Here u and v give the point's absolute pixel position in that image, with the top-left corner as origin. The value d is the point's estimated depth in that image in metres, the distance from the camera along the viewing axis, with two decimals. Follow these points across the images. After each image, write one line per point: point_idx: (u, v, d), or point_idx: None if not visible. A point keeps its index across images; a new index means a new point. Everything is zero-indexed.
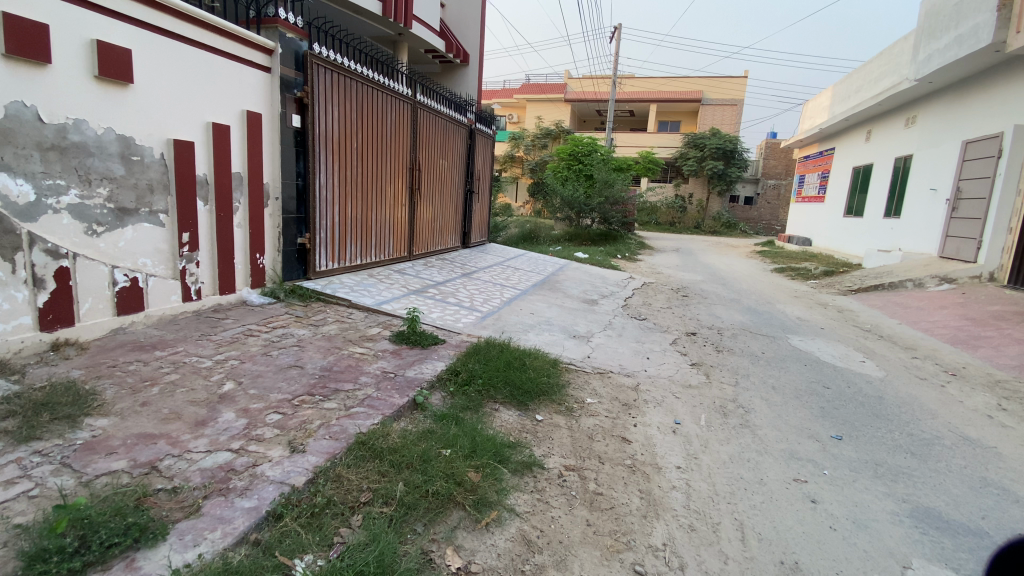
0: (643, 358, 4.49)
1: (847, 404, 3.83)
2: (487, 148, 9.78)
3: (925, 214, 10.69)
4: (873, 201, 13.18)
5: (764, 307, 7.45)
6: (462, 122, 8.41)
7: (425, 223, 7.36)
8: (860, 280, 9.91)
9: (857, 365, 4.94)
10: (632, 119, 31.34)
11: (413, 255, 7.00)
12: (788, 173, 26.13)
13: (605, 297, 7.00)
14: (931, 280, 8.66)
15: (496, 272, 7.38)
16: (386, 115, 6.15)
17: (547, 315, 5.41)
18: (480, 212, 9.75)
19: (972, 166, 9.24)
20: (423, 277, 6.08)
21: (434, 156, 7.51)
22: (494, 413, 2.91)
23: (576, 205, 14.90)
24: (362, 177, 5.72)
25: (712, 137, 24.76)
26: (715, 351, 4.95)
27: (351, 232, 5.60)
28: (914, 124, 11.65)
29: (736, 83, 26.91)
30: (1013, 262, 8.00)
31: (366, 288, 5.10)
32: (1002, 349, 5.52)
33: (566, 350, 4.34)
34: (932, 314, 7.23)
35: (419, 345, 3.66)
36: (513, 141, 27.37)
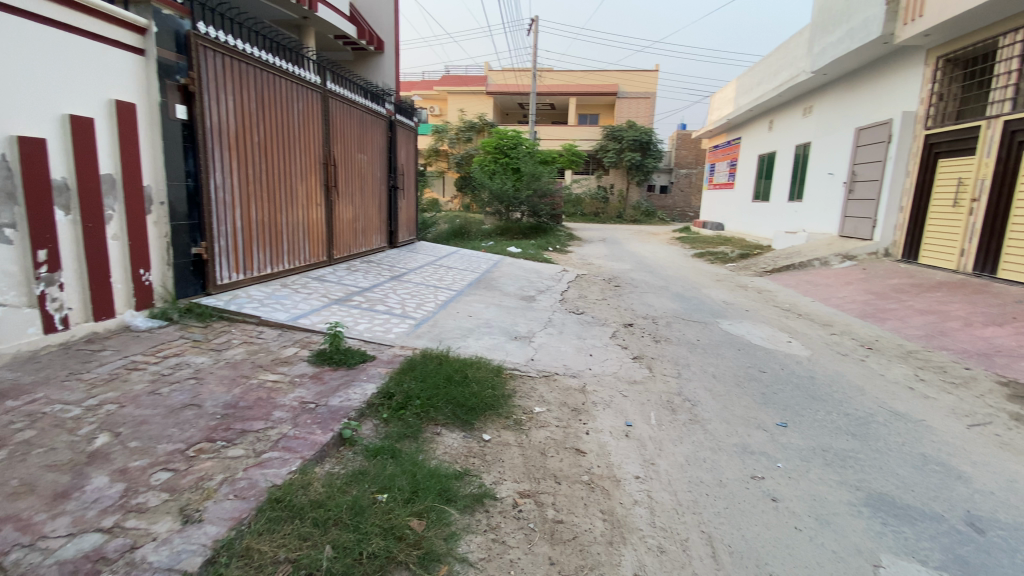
0: (587, 355, 4.33)
1: (786, 386, 3.89)
2: (410, 141, 9.29)
3: (825, 197, 11.55)
4: (778, 185, 14.09)
5: (692, 293, 7.62)
6: (380, 113, 7.87)
7: (346, 223, 6.80)
8: (773, 261, 10.50)
9: (785, 345, 5.10)
10: (553, 112, 31.67)
11: (333, 258, 6.44)
12: (699, 163, 27.64)
13: (542, 293, 6.84)
14: (836, 258, 9.41)
15: (427, 273, 6.98)
16: (293, 106, 5.53)
17: (486, 316, 5.13)
18: (407, 208, 9.25)
19: (865, 151, 10.04)
20: (346, 284, 5.58)
21: (351, 150, 6.94)
22: (434, 438, 2.60)
23: (504, 198, 14.68)
24: (267, 175, 5.10)
25: (630, 128, 25.54)
26: (654, 341, 4.91)
27: (258, 238, 4.98)
28: (812, 113, 12.54)
29: (649, 76, 27.96)
30: (905, 239, 8.82)
31: (279, 301, 4.54)
32: (906, 320, 5.99)
33: (508, 354, 4.08)
34: (840, 290, 7.75)
35: (345, 365, 3.27)
36: (435, 134, 26.69)
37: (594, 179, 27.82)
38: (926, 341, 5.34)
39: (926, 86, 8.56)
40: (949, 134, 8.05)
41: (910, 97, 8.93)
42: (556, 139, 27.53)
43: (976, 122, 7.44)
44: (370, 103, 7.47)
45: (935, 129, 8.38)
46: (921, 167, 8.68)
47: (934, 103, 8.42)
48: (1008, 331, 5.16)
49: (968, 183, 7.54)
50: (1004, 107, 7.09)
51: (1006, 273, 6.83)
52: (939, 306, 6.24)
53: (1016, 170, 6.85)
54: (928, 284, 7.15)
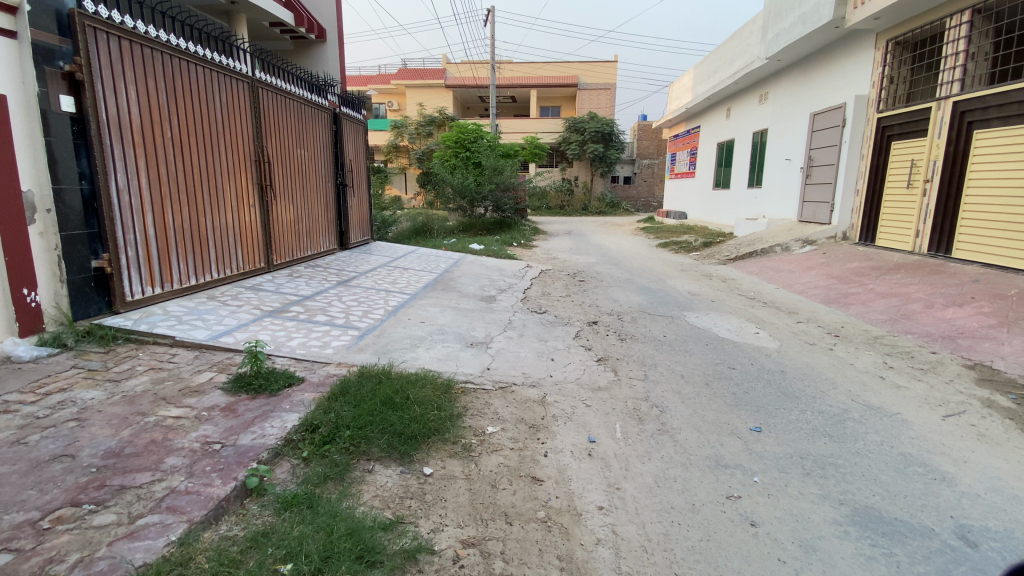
0: (547, 360, 3.98)
1: (758, 382, 3.64)
2: (359, 135, 8.76)
3: (784, 182, 11.60)
4: (738, 173, 14.15)
5: (658, 285, 7.40)
6: (322, 105, 7.33)
7: (286, 226, 6.28)
8: (735, 248, 10.46)
9: (753, 337, 4.88)
10: (514, 105, 31.25)
11: (272, 265, 5.91)
12: (660, 153, 27.77)
13: (502, 292, 6.46)
14: (796, 243, 9.40)
15: (380, 275, 6.51)
16: (215, 97, 4.98)
17: (439, 322, 4.73)
18: (359, 206, 8.73)
19: (820, 136, 10.08)
20: (285, 293, 5.09)
21: (289, 145, 6.39)
22: (365, 478, 2.22)
23: (467, 194, 14.23)
24: (184, 175, 4.54)
25: (591, 120, 25.41)
26: (619, 340, 4.61)
27: (177, 246, 4.44)
28: (768, 100, 12.59)
29: (607, 67, 27.86)
30: (862, 221, 8.88)
31: (201, 318, 4.04)
32: (870, 304, 5.94)
33: (459, 364, 3.70)
34: (802, 276, 7.69)
35: (266, 393, 2.85)
36: (395, 129, 25.92)
37: (558, 172, 27.61)
38: (891, 326, 5.26)
39: (877, 69, 8.60)
40: (900, 116, 8.10)
41: (863, 81, 8.98)
42: (519, 132, 27.15)
43: (926, 104, 7.47)
44: (309, 95, 6.92)
45: (887, 111, 8.42)
46: (876, 150, 8.71)
47: (885, 86, 8.46)
48: (968, 312, 5.12)
49: (921, 164, 7.57)
50: (952, 88, 7.13)
51: (960, 252, 6.87)
52: (900, 289, 6.20)
53: (966, 150, 6.89)
54: (888, 266, 7.13)
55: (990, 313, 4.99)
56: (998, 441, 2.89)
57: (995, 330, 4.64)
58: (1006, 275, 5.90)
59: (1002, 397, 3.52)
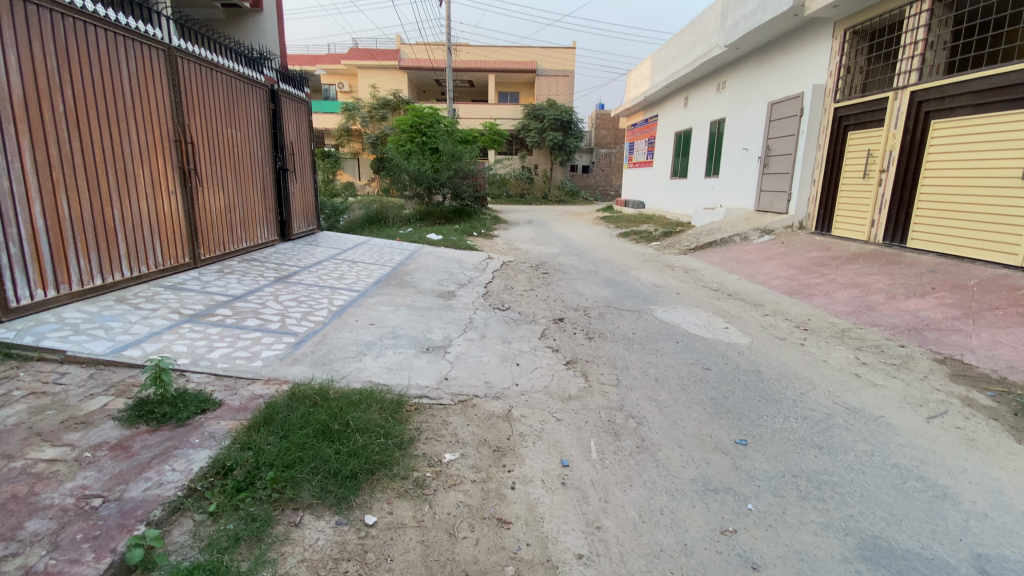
0: (511, 365, 3.58)
1: (736, 385, 3.40)
2: (301, 115, 8.04)
3: (741, 172, 11.65)
4: (696, 162, 14.17)
5: (622, 277, 7.14)
6: (257, 80, 6.60)
7: (215, 216, 5.59)
8: (695, 238, 10.39)
9: (723, 332, 4.65)
10: (472, 90, 30.44)
11: (199, 260, 5.25)
12: (617, 142, 27.80)
13: (460, 287, 6.03)
14: (755, 232, 9.42)
15: (324, 270, 5.94)
16: (123, 66, 4.25)
17: (391, 323, 4.26)
18: (302, 193, 8.03)
19: (778, 125, 10.10)
20: (212, 293, 4.48)
21: (218, 125, 5.68)
22: (290, 535, 1.79)
23: (424, 180, 13.56)
24: (84, 158, 3.85)
25: (550, 108, 25.06)
26: (587, 340, 4.28)
27: (75, 241, 3.76)
28: (725, 89, 12.58)
29: (566, 54, 27.47)
30: (818, 212, 8.95)
31: (105, 325, 3.41)
32: (833, 295, 5.89)
33: (413, 375, 3.26)
34: (764, 266, 7.64)
35: (173, 423, 2.34)
36: (346, 112, 24.65)
37: (516, 159, 27.13)
38: (857, 318, 5.19)
39: (834, 59, 8.63)
40: (857, 106, 8.15)
41: (820, 70, 9.00)
42: (477, 117, 26.36)
43: (884, 94, 7.52)
44: (241, 68, 6.17)
45: (844, 101, 8.47)
46: (832, 140, 8.77)
47: (842, 76, 8.52)
48: (931, 303, 5.11)
49: (876, 155, 7.65)
50: (910, 78, 7.18)
51: (914, 242, 6.98)
52: (861, 279, 6.19)
53: (921, 141, 6.98)
54: (846, 256, 7.16)
55: (952, 304, 5.00)
56: (988, 446, 2.76)
57: (959, 321, 4.62)
58: (960, 266, 5.99)
59: (979, 394, 3.43)
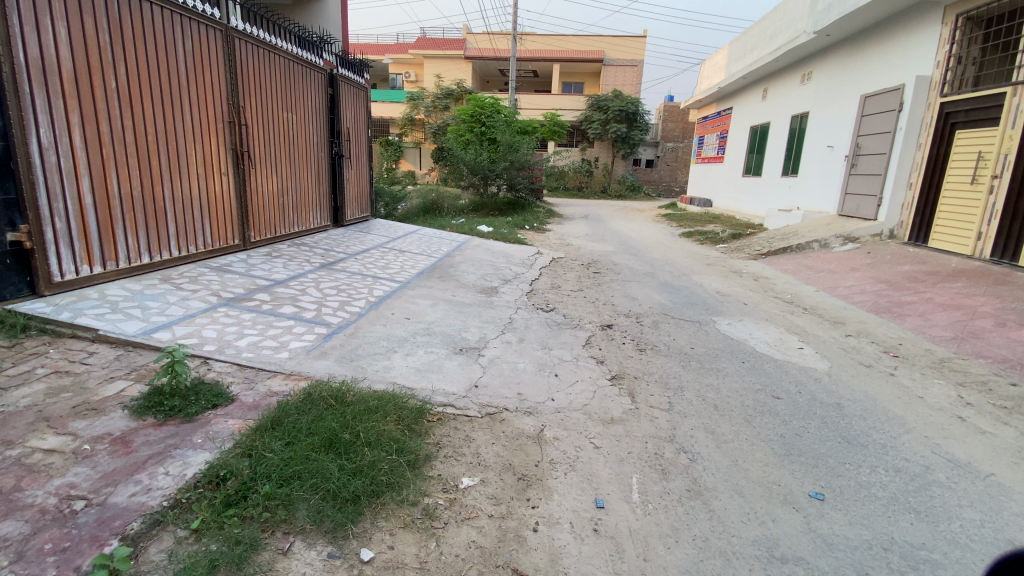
0: (549, 376, 3.26)
1: (811, 422, 2.90)
2: (360, 102, 8.01)
3: (824, 172, 10.61)
4: (772, 159, 13.09)
5: (682, 282, 6.60)
6: (316, 64, 6.58)
7: (267, 199, 5.62)
8: (767, 242, 9.56)
9: (796, 353, 4.10)
10: (536, 80, 30.03)
11: (249, 242, 5.28)
12: (684, 136, 26.48)
13: (505, 283, 5.75)
14: (836, 239, 8.51)
15: (370, 258, 5.83)
16: (178, 45, 4.27)
17: (427, 319, 4.04)
18: (357, 179, 8.03)
19: (871, 121, 9.05)
20: (254, 276, 4.45)
21: (273, 107, 5.68)
22: (274, 566, 1.57)
23: (480, 170, 13.43)
24: (134, 135, 3.88)
25: (615, 99, 24.22)
26: (637, 352, 3.87)
27: (124, 218, 3.81)
28: (811, 80, 11.47)
29: (635, 42, 26.38)
30: (913, 220, 7.91)
31: (142, 305, 3.41)
32: (930, 317, 5.11)
33: (441, 379, 3.00)
34: (846, 278, 6.83)
35: (180, 417, 2.22)
36: (410, 101, 24.94)
37: (577, 152, 26.47)
38: (960, 346, 4.43)
39: (943, 48, 7.54)
40: (968, 101, 7.10)
41: (926, 59, 7.92)
42: (539, 108, 25.92)
43: (999, 90, 6.54)
44: (299, 51, 6.16)
45: (952, 96, 7.41)
46: (935, 140, 7.72)
47: (952, 67, 7.43)
48: None
49: (988, 158, 6.63)
50: None
51: None
52: (965, 300, 5.34)
53: None
54: (947, 272, 6.24)
55: None
56: None
57: None
58: None
59: None
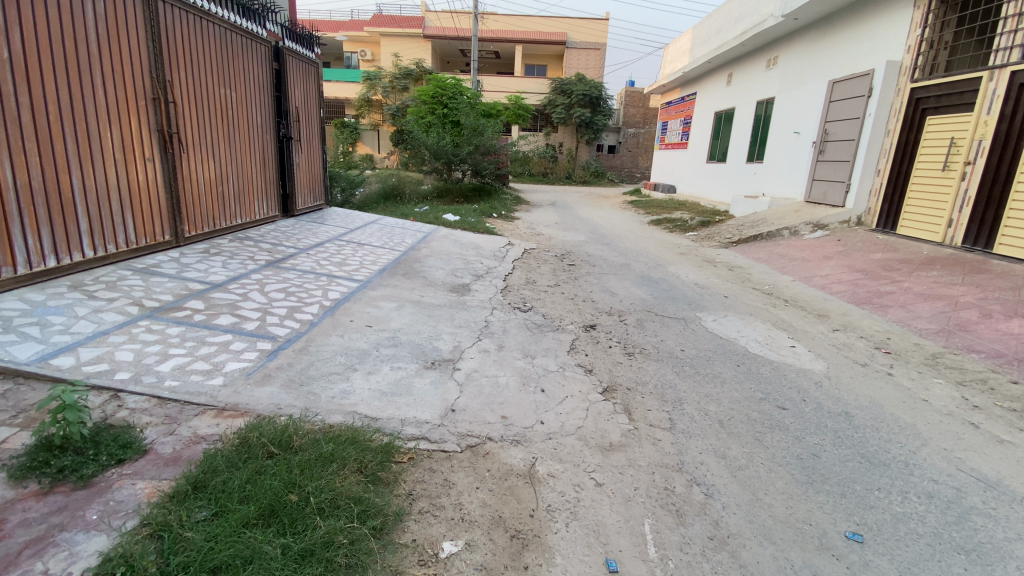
0: (535, 393, 2.86)
1: (825, 437, 2.63)
2: (310, 79, 7.29)
3: (790, 159, 10.61)
4: (737, 145, 13.07)
5: (660, 274, 6.33)
6: (258, 34, 5.86)
7: (204, 189, 4.95)
8: (737, 230, 9.45)
9: (790, 352, 3.87)
10: (498, 61, 29.25)
11: (182, 238, 4.62)
12: (646, 122, 26.45)
13: (476, 279, 5.30)
14: (806, 227, 8.47)
15: (324, 254, 5.26)
16: (89, 5, 3.55)
17: (392, 326, 3.56)
18: (309, 164, 7.34)
19: (839, 107, 9.03)
20: (187, 280, 3.83)
21: (209, 83, 4.98)
22: None
23: (442, 155, 12.79)
24: (34, 114, 3.18)
25: (579, 83, 23.84)
26: (627, 357, 3.54)
27: (22, 214, 3.14)
28: (776, 66, 11.41)
29: (598, 25, 25.97)
30: (881, 206, 7.92)
31: (41, 320, 2.78)
32: (912, 308, 5.02)
33: (412, 403, 2.57)
34: (820, 266, 6.75)
35: (72, 481, 1.67)
36: (366, 81, 23.84)
37: (541, 136, 26.02)
38: (947, 340, 4.32)
39: (915, 31, 7.48)
40: (940, 86, 7.07)
41: (897, 44, 7.86)
42: (502, 91, 25.26)
43: (976, 73, 6.50)
44: (237, 18, 5.42)
45: (923, 81, 7.38)
46: (905, 126, 7.68)
47: (923, 52, 7.39)
48: None
49: (960, 145, 6.63)
50: (1011, 54, 6.13)
51: (1001, 248, 6.02)
52: (942, 290, 5.29)
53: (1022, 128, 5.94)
54: (920, 260, 6.22)
55: None
56: None
57: None
58: None
59: None
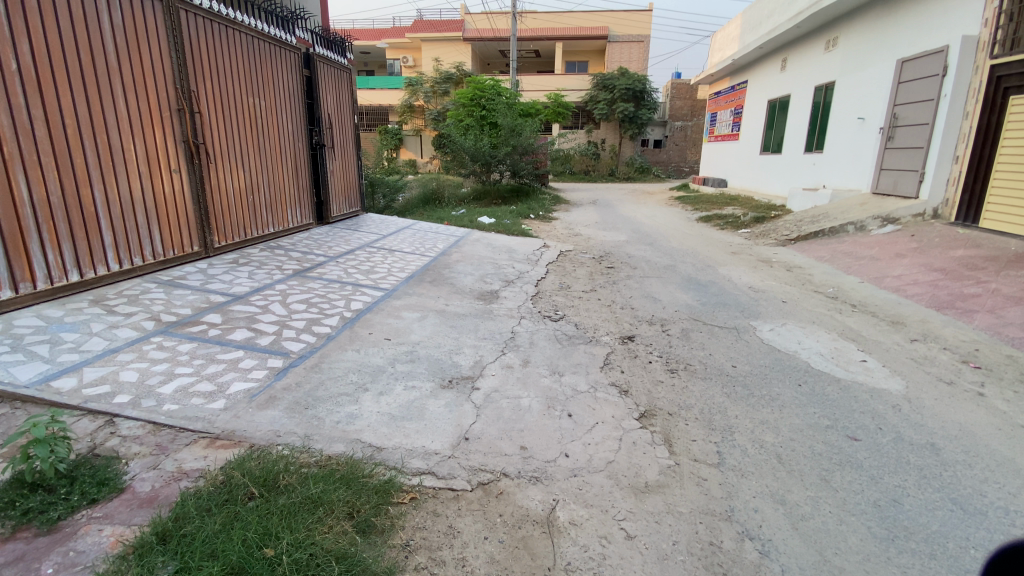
0: (560, 418, 2.55)
1: (909, 477, 2.18)
2: (343, 85, 7.26)
3: (853, 147, 9.73)
4: (793, 135, 12.17)
5: (708, 276, 5.85)
6: (287, 42, 5.85)
7: (234, 199, 4.95)
8: (795, 226, 8.72)
9: (860, 368, 3.37)
10: (538, 60, 28.92)
11: (211, 249, 4.62)
12: (694, 114, 25.36)
13: (507, 285, 5.04)
14: (874, 221, 7.69)
15: (353, 261, 5.14)
16: (107, 19, 3.56)
17: (412, 339, 3.35)
18: (343, 169, 7.31)
19: (908, 89, 8.16)
20: (209, 292, 3.78)
21: (235, 92, 4.98)
22: None
23: (480, 157, 12.62)
24: (50, 129, 3.19)
25: (621, 77, 23.15)
26: (668, 375, 3.17)
27: (40, 230, 3.15)
28: (836, 47, 10.50)
29: (641, 16, 25.10)
30: (960, 197, 7.04)
31: (55, 338, 2.75)
32: (1007, 313, 4.34)
33: (423, 430, 2.33)
34: (892, 266, 6.04)
35: (36, 525, 1.54)
36: (408, 87, 24.10)
37: (583, 134, 25.48)
38: None
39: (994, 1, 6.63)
40: (1022, 62, 6.21)
41: (974, 16, 7.00)
42: (542, 89, 24.90)
43: None
44: (265, 26, 5.42)
45: (1003, 57, 6.52)
46: (984, 109, 6.80)
47: (1002, 25, 6.53)
48: None
49: None
50: None
51: None
52: None
53: None
54: (1013, 257, 5.43)
55: None
56: None
57: None
58: None
59: None
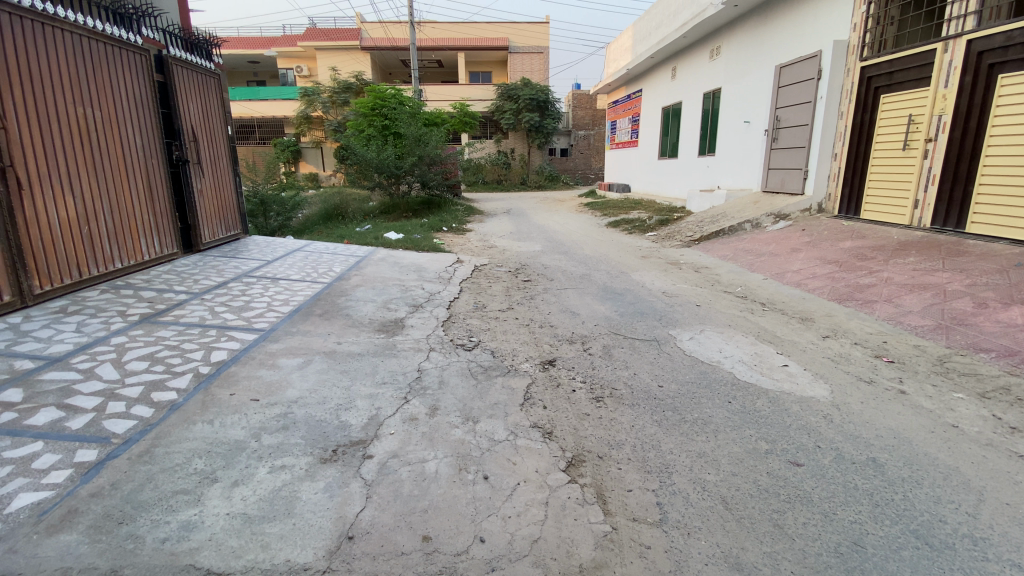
0: (474, 484, 2.08)
1: (861, 509, 1.97)
2: (210, 92, 6.34)
3: (742, 149, 10.31)
4: (687, 139, 12.75)
5: (623, 284, 5.70)
6: (133, 43, 4.94)
7: (63, 232, 4.01)
8: (698, 227, 8.99)
9: (783, 375, 3.25)
10: (441, 70, 28.53)
11: (29, 296, 3.68)
12: (596, 123, 26.24)
13: (413, 311, 4.49)
14: (768, 218, 8.08)
15: (224, 297, 4.32)
16: None
17: (289, 395, 2.72)
18: (216, 188, 6.36)
19: (787, 93, 8.74)
20: (11, 357, 2.89)
21: (59, 102, 4.05)
22: None
23: (384, 170, 11.87)
24: None
25: (524, 87, 23.35)
26: (594, 405, 2.82)
27: None
28: (720, 56, 11.14)
29: (540, 29, 25.61)
30: (841, 191, 7.60)
31: None
32: (900, 302, 4.54)
33: (290, 534, 1.75)
34: (791, 260, 6.28)
35: None
36: (303, 97, 22.59)
37: (491, 143, 25.37)
38: (949, 338, 3.82)
39: (860, 8, 7.19)
40: (891, 63, 6.74)
41: (841, 23, 7.57)
42: (447, 99, 24.49)
43: (930, 46, 6.16)
44: (99, 23, 4.51)
45: (873, 59, 7.06)
46: (858, 107, 7.33)
47: (870, 29, 7.08)
48: None
49: (920, 121, 6.28)
50: (965, 23, 5.79)
51: (974, 228, 5.66)
52: (926, 278, 4.85)
53: (983, 101, 5.61)
54: (894, 245, 5.81)
55: None
56: None
57: None
58: None
59: None
